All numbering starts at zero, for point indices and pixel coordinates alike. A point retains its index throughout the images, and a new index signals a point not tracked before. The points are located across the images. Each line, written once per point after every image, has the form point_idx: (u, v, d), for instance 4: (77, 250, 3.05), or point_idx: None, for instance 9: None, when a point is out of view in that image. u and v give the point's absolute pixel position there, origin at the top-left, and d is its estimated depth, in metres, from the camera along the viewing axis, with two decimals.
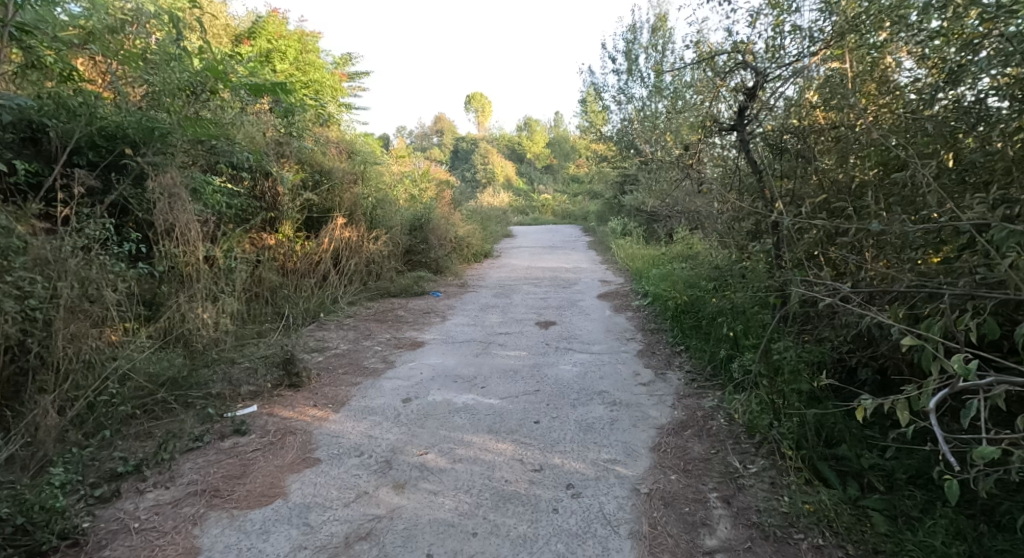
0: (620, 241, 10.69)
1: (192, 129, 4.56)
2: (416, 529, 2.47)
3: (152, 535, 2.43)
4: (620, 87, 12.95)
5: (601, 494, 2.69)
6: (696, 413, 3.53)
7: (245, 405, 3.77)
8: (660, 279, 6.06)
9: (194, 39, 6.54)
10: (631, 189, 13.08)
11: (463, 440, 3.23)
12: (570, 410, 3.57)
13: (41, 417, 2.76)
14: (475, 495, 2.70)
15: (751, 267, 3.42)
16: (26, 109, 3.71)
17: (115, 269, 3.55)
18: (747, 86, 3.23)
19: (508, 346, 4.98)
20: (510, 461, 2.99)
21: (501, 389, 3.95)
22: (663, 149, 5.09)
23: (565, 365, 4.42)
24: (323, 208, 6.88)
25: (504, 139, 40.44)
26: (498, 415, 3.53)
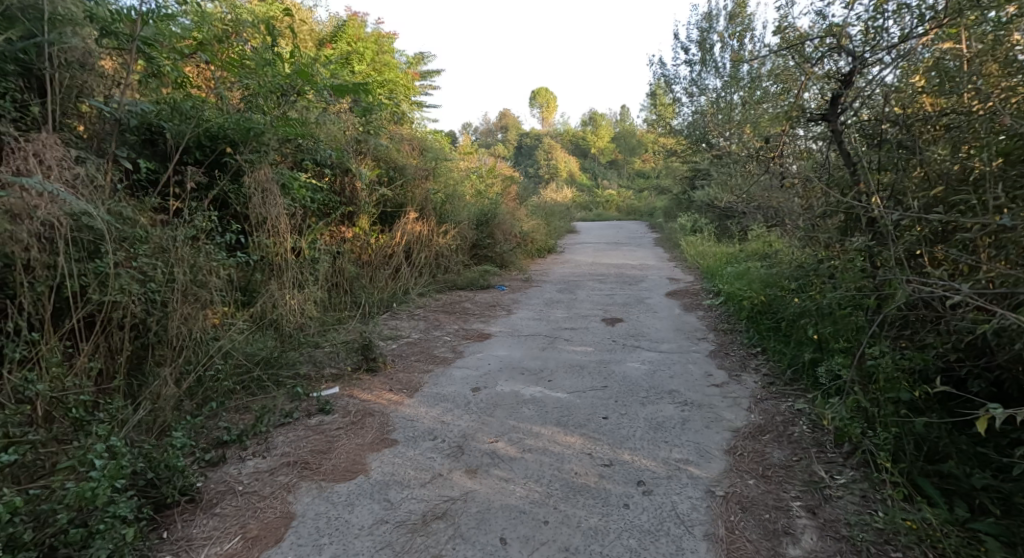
0: (690, 238, 10.40)
1: (283, 129, 4.97)
2: (489, 513, 2.56)
3: (254, 498, 2.66)
4: (692, 79, 12.56)
5: (674, 494, 2.69)
6: (775, 417, 3.43)
7: (327, 387, 4.00)
8: (734, 278, 5.88)
9: (284, 43, 7.00)
10: (702, 184, 12.70)
11: (531, 431, 3.30)
12: (639, 408, 3.57)
13: (162, 387, 3.04)
14: (546, 485, 2.76)
15: (839, 266, 3.27)
16: (147, 113, 4.12)
17: (218, 258, 3.88)
18: (842, 72, 3.09)
19: (575, 341, 5.02)
20: (579, 454, 3.03)
21: (568, 383, 4.00)
22: (739, 144, 4.94)
23: (633, 363, 4.40)
24: (396, 203, 7.15)
25: (569, 134, 40.11)
26: (566, 409, 3.58)
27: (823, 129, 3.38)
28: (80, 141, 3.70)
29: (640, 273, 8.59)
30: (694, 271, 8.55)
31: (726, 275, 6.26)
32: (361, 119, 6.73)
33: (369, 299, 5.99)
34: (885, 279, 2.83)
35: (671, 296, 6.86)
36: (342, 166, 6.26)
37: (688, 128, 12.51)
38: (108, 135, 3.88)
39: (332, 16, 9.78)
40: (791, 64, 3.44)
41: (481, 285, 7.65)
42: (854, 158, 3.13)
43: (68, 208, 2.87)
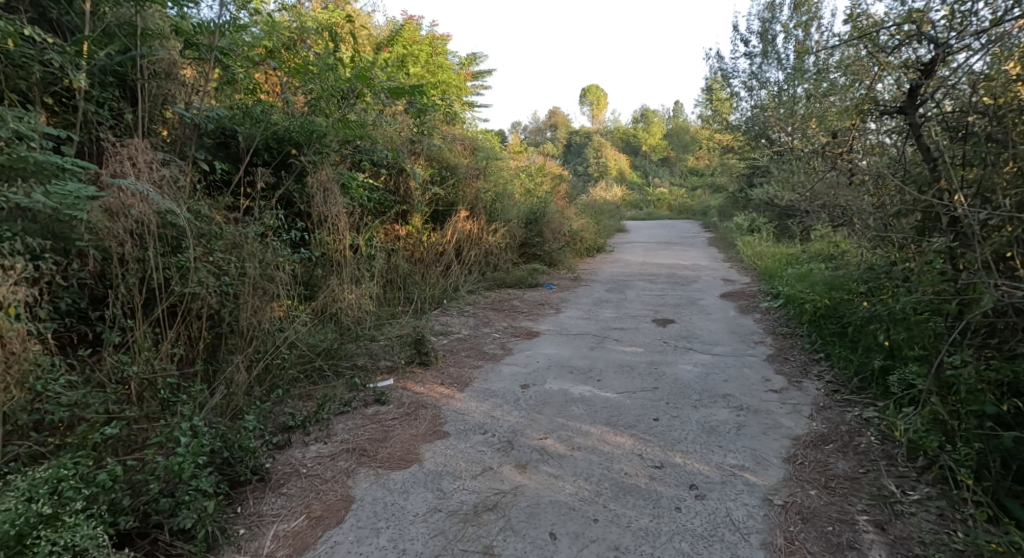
0: (746, 239, 10.12)
1: (343, 131, 5.18)
2: (539, 508, 2.62)
3: (317, 480, 2.83)
4: (752, 72, 12.17)
5: (728, 500, 2.67)
6: (839, 427, 3.33)
7: (383, 379, 4.17)
8: (795, 280, 5.70)
9: (346, 47, 7.27)
10: (760, 182, 12.31)
11: (581, 430, 3.35)
12: (691, 411, 3.55)
13: (234, 373, 3.26)
14: (595, 484, 2.80)
15: (915, 267, 3.15)
16: (222, 117, 4.40)
17: (283, 254, 4.12)
18: (923, 62, 3.05)
19: (624, 342, 5.03)
20: (629, 455, 3.06)
21: (618, 383, 4.03)
22: (801, 140, 4.80)
23: (685, 365, 4.38)
24: (448, 201, 7.32)
25: (620, 131, 39.58)
26: (615, 409, 3.61)
27: (897, 122, 3.38)
28: (165, 145, 4.02)
29: (692, 273, 8.43)
30: (751, 272, 8.33)
31: (787, 277, 6.07)
32: (416, 120, 6.94)
33: (421, 296, 6.15)
34: (968, 283, 2.72)
35: (725, 298, 6.72)
36: (397, 166, 6.48)
37: (747, 124, 12.14)
38: (188, 140, 4.16)
39: (388, 20, 10.08)
40: (863, 55, 3.43)
41: (530, 283, 7.71)
42: (935, 153, 3.08)
43: (156, 207, 3.11)
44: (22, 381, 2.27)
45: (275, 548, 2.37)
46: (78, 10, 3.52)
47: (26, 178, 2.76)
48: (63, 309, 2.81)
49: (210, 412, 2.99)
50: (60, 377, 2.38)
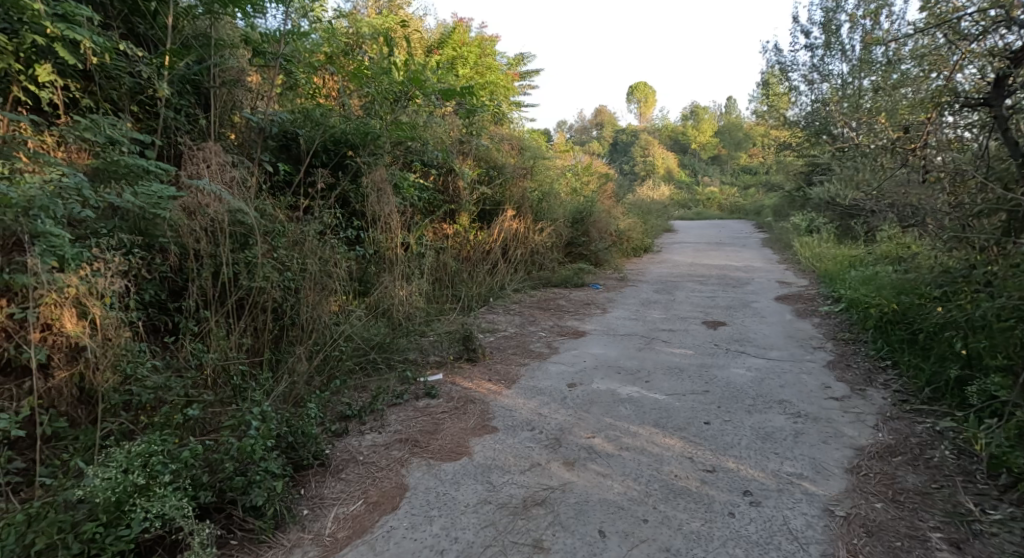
0: (804, 240, 9.72)
1: (395, 133, 5.44)
2: (587, 506, 2.60)
3: (373, 468, 2.94)
4: (813, 65, 11.69)
5: (785, 508, 2.57)
6: (909, 438, 3.16)
7: (433, 372, 4.31)
8: (859, 283, 5.45)
9: (399, 51, 7.50)
10: (819, 180, 11.84)
11: (629, 430, 3.33)
12: (744, 416, 3.47)
13: (296, 363, 3.43)
14: (644, 485, 2.76)
15: (1001, 271, 3.06)
16: (284, 122, 4.64)
17: (339, 251, 4.30)
18: (1012, 49, 2.97)
19: (673, 343, 4.97)
20: (679, 457, 3.00)
21: (667, 386, 3.99)
22: (868, 136, 4.60)
23: (737, 369, 4.29)
24: (496, 201, 7.41)
25: (669, 129, 38.86)
26: (665, 411, 3.57)
27: (981, 115, 3.30)
28: (234, 147, 4.24)
29: (745, 275, 8.20)
30: (809, 274, 8.04)
31: (850, 280, 5.83)
32: (465, 121, 7.08)
33: (468, 293, 6.22)
34: None
35: (780, 301, 6.52)
36: (447, 167, 6.65)
37: (807, 119, 11.67)
38: (253, 143, 4.39)
39: (439, 23, 10.29)
40: (941, 43, 3.37)
41: (576, 283, 7.68)
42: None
43: (230, 207, 3.30)
44: (116, 364, 2.50)
45: (337, 528, 2.43)
46: (160, 24, 3.84)
47: (116, 180, 3.01)
48: (147, 299, 3.04)
49: (278, 399, 3.15)
50: (146, 362, 2.60)
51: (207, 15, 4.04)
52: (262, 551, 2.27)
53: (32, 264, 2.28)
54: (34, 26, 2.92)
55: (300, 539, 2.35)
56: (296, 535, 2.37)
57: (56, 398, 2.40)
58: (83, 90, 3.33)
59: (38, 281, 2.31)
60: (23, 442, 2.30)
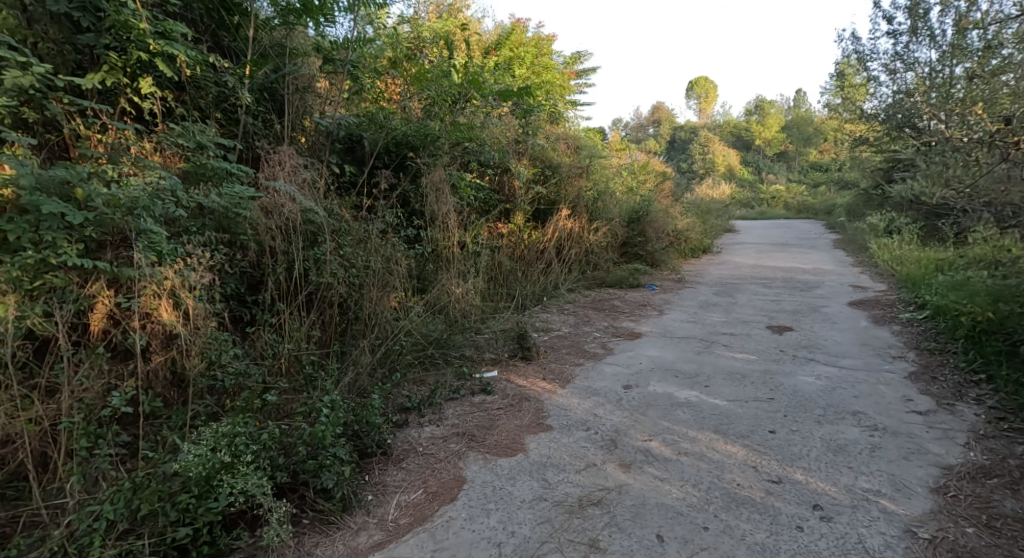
0: (883, 240, 9.15)
1: (454, 134, 5.59)
2: (645, 509, 2.59)
3: (432, 459, 3.04)
4: (896, 53, 10.49)
5: (860, 525, 2.46)
6: (1005, 460, 2.95)
7: (488, 369, 4.39)
8: (948, 289, 5.12)
9: (458, 54, 7.67)
10: (901, 176, 11.12)
11: (687, 435, 3.28)
12: (814, 426, 3.34)
13: (360, 356, 3.59)
14: (704, 491, 2.72)
15: None
16: (350, 125, 4.87)
17: (400, 249, 4.45)
18: None
19: (733, 348, 4.85)
20: (742, 466, 2.93)
21: (727, 391, 3.90)
22: (961, 129, 4.29)
23: (805, 377, 4.13)
24: (551, 200, 7.44)
25: (731, 125, 37.58)
26: (725, 417, 3.50)
27: None
28: (305, 150, 4.47)
29: (814, 279, 7.84)
30: (887, 279, 7.59)
31: (937, 287, 5.49)
32: (521, 121, 7.21)
33: (521, 292, 6.27)
34: None
35: (853, 306, 6.20)
36: (502, 166, 6.76)
37: (886, 112, 10.88)
38: (322, 145, 4.61)
39: (497, 24, 10.42)
40: None
41: (631, 283, 7.56)
42: None
43: (301, 206, 3.52)
44: (204, 352, 2.71)
45: (399, 515, 2.54)
46: (243, 36, 4.14)
47: (204, 181, 3.26)
48: (229, 292, 3.26)
49: (344, 389, 3.31)
50: (229, 350, 2.78)
51: (283, 26, 4.35)
52: (331, 531, 2.40)
53: (137, 259, 2.54)
54: (139, 44, 3.20)
55: (365, 523, 2.47)
56: (362, 518, 2.49)
57: (153, 380, 2.63)
58: (176, 100, 3.61)
59: (141, 272, 2.57)
60: (126, 419, 2.53)
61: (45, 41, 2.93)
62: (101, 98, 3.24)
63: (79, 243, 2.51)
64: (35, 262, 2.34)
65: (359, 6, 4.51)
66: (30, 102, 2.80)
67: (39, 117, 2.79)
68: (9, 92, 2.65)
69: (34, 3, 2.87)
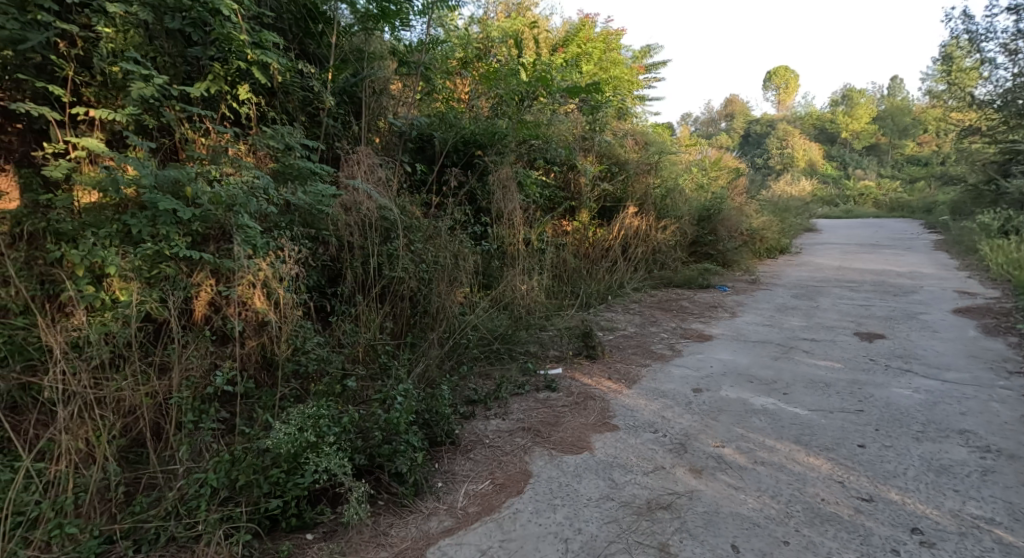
0: (995, 241, 8.38)
1: (522, 132, 5.66)
2: (718, 517, 2.52)
3: (498, 451, 3.11)
4: (1019, 31, 9.41)
5: (968, 554, 2.27)
6: None
7: (553, 366, 4.42)
8: None
9: (527, 53, 7.75)
10: (1019, 170, 10.13)
11: (764, 443, 3.17)
12: (912, 443, 3.14)
13: (429, 349, 3.72)
14: (784, 504, 2.61)
15: None
16: (422, 125, 5.07)
17: (467, 246, 4.56)
18: None
19: (816, 355, 4.63)
20: (827, 480, 2.79)
21: (808, 400, 3.74)
22: None
23: (901, 390, 3.88)
24: (617, 198, 7.36)
25: (814, 117, 35.50)
26: (807, 427, 3.35)
27: None
28: (380, 150, 4.67)
29: (911, 283, 7.31)
30: (1000, 285, 6.95)
31: None
32: (589, 118, 7.25)
33: (586, 290, 6.24)
34: None
35: (957, 314, 5.74)
36: (569, 163, 6.77)
37: (1004, 99, 10.06)
38: (394, 145, 4.80)
39: (566, 21, 10.44)
40: None
41: (701, 283, 7.35)
42: None
43: (377, 203, 3.70)
44: (289, 339, 2.90)
45: (468, 503, 2.62)
46: (326, 42, 4.40)
47: (291, 181, 3.49)
48: (312, 284, 3.47)
49: (417, 378, 3.44)
50: (312, 338, 3.02)
51: (362, 32, 4.57)
52: (404, 513, 2.52)
53: (236, 251, 2.76)
54: (240, 54, 3.47)
55: (436, 509, 2.57)
56: (433, 504, 2.60)
57: (247, 362, 2.84)
58: (268, 104, 3.86)
59: (239, 264, 2.79)
60: (225, 397, 2.77)
61: (163, 55, 3.26)
62: (205, 104, 3.51)
63: (188, 236, 2.78)
64: (152, 253, 2.64)
65: (433, 9, 4.68)
66: (150, 111, 3.12)
67: (156, 123, 3.10)
68: (134, 102, 2.96)
69: (155, 21, 3.17)
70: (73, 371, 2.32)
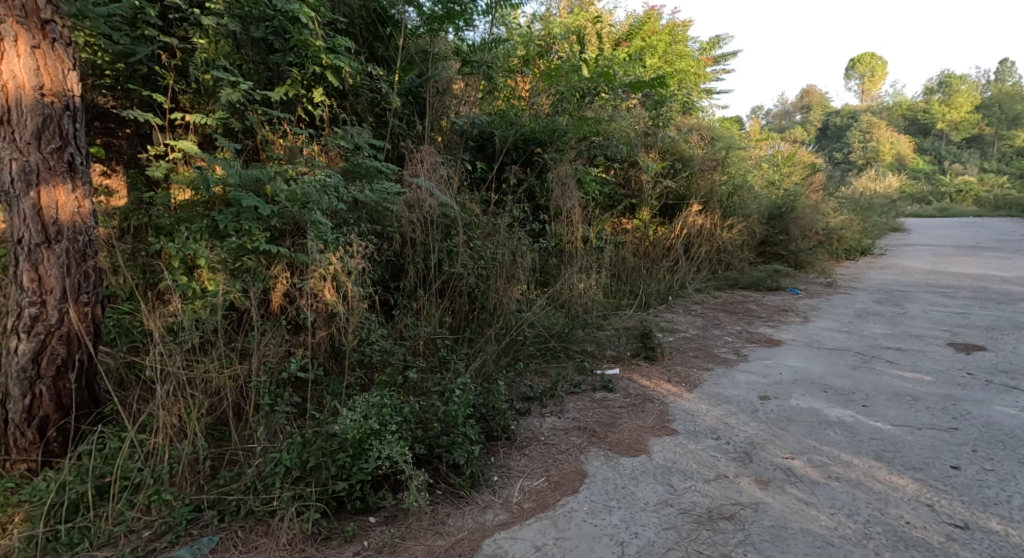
0: None
1: (581, 128, 5.53)
2: (784, 532, 2.43)
3: (553, 449, 3.14)
4: None
5: None
6: None
7: (610, 366, 4.39)
8: None
9: (590, 48, 7.70)
10: None
11: (838, 458, 3.03)
12: (1018, 468, 2.87)
13: (485, 345, 3.79)
14: (862, 524, 2.47)
15: None
16: (483, 124, 5.19)
17: (524, 243, 4.59)
18: None
19: (902, 366, 4.35)
20: (913, 502, 2.61)
21: (891, 414, 3.53)
22: None
23: (1005, 409, 3.57)
24: (680, 195, 7.18)
25: (903, 108, 33.12)
26: (891, 443, 3.16)
27: None
28: (442, 149, 4.79)
29: (1018, 291, 6.69)
30: None
31: None
32: (652, 113, 7.12)
33: (646, 289, 6.14)
34: None
35: None
36: (630, 160, 6.69)
37: None
38: (455, 143, 4.90)
39: (629, 15, 10.28)
40: None
41: (770, 285, 7.06)
42: None
43: (438, 200, 3.81)
44: (355, 331, 3.03)
45: (523, 498, 2.66)
46: (393, 45, 4.56)
47: (359, 179, 3.64)
48: (377, 278, 3.61)
49: (476, 371, 3.51)
50: (376, 329, 3.11)
51: (427, 33, 4.67)
52: (461, 504, 2.59)
53: (309, 246, 2.93)
54: (315, 59, 3.64)
55: (491, 502, 2.62)
56: (488, 497, 2.66)
57: (317, 350, 3.00)
58: (340, 107, 4.05)
59: (312, 258, 2.95)
60: (296, 383, 2.93)
61: (248, 62, 3.53)
62: (284, 108, 3.74)
63: (268, 231, 3.01)
64: (236, 247, 2.87)
65: (495, 8, 4.69)
66: (236, 114, 3.38)
67: (241, 126, 3.37)
68: (223, 106, 3.22)
69: (241, 31, 3.43)
70: (168, 352, 2.55)
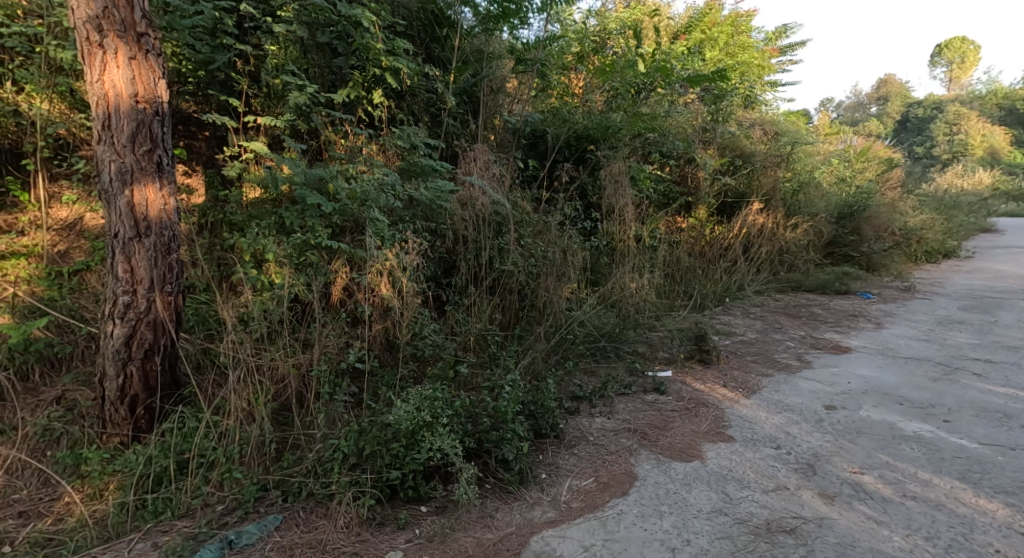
0: None
1: (637, 125, 5.50)
2: (850, 549, 2.33)
3: (602, 450, 3.12)
4: None
5: None
6: None
7: (662, 367, 4.32)
8: None
9: (647, 41, 7.56)
10: None
11: (915, 475, 2.87)
12: None
13: (534, 343, 3.80)
14: (944, 549, 2.32)
15: None
16: (536, 122, 5.21)
17: (575, 242, 4.58)
18: None
19: (994, 380, 4.06)
20: (1005, 529, 2.43)
21: (977, 431, 3.31)
22: None
23: None
24: (739, 193, 6.96)
25: (994, 97, 30.66)
26: (981, 463, 2.96)
27: None
28: (495, 147, 4.84)
29: None
30: None
31: None
32: (711, 108, 6.92)
33: (701, 290, 5.99)
34: None
35: None
36: (686, 157, 6.54)
37: None
38: (509, 142, 4.94)
39: (688, 7, 10.02)
40: None
41: (837, 289, 6.73)
42: None
43: (489, 199, 3.86)
44: (409, 325, 3.11)
45: (571, 497, 2.66)
46: (450, 45, 4.64)
47: (415, 177, 3.72)
48: (430, 274, 3.69)
49: (526, 368, 3.53)
50: (428, 324, 3.21)
51: (483, 33, 4.73)
52: (509, 499, 2.62)
53: (368, 242, 3.04)
54: (375, 61, 3.74)
55: (539, 499, 2.64)
56: (537, 494, 2.67)
57: (373, 342, 3.09)
58: (398, 107, 4.17)
59: (370, 254, 3.06)
60: (353, 374, 3.04)
61: (314, 66, 3.67)
62: (346, 109, 3.87)
63: (330, 228, 3.14)
64: (301, 242, 3.02)
65: (551, 6, 4.70)
66: (302, 116, 3.55)
67: (307, 127, 3.53)
68: (290, 109, 3.39)
69: (308, 37, 3.57)
70: (240, 340, 2.74)
